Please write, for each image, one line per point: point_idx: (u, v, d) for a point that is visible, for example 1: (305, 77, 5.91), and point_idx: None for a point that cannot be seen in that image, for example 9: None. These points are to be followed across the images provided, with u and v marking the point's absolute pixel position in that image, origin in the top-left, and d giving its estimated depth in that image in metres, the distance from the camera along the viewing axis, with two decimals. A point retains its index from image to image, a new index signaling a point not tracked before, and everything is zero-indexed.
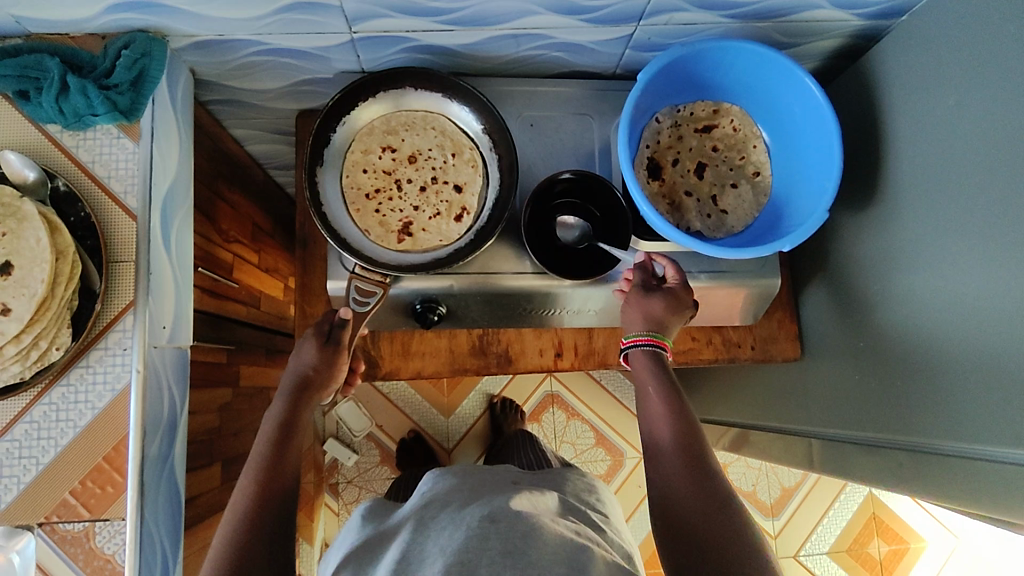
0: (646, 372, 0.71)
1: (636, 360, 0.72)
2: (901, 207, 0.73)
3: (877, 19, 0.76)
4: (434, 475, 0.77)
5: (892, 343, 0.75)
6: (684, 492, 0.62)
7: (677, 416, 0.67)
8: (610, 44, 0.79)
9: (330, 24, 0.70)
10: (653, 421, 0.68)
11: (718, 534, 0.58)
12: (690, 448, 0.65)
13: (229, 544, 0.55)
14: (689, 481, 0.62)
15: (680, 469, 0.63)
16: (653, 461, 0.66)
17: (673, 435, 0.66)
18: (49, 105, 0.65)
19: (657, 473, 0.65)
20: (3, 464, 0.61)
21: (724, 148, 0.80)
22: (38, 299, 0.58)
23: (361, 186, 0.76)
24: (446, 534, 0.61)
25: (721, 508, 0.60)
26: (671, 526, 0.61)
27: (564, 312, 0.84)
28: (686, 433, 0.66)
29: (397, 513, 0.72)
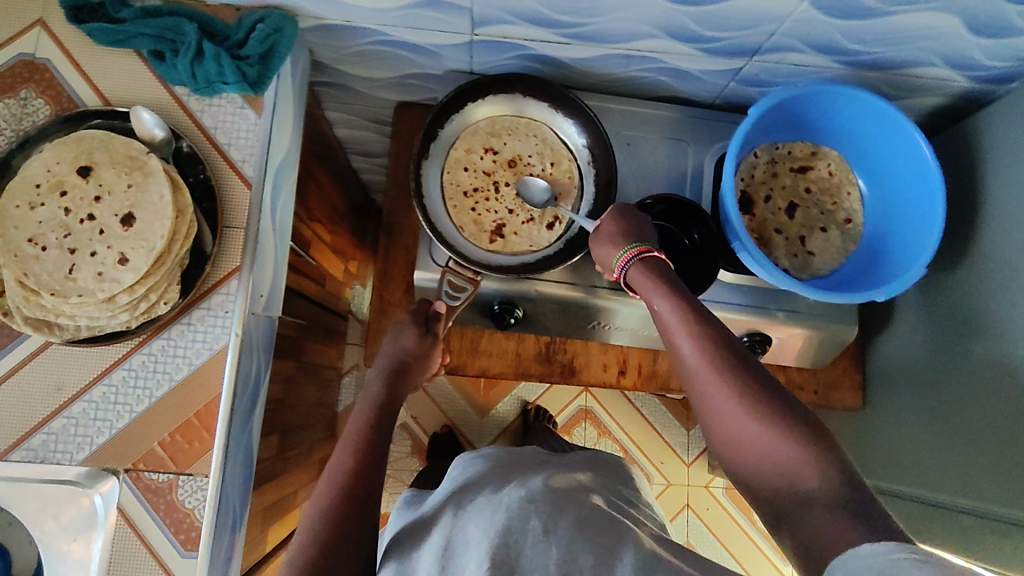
0: (649, 287, 0.61)
1: (636, 274, 0.62)
2: (992, 271, 0.73)
3: (987, 84, 0.77)
4: (464, 459, 0.79)
5: (969, 405, 0.75)
6: (755, 440, 0.52)
7: (714, 349, 0.56)
8: (717, 75, 0.81)
9: (457, 24, 0.72)
10: (689, 362, 0.57)
11: (802, 482, 0.49)
12: (721, 358, 0.55)
13: (323, 512, 0.55)
14: (728, 399, 0.54)
15: (723, 399, 0.54)
16: (705, 414, 0.56)
17: (717, 376, 0.55)
18: (184, 68, 0.67)
19: (714, 424, 0.55)
20: (99, 408, 0.63)
21: (817, 191, 0.80)
22: (157, 253, 0.60)
23: (461, 183, 0.78)
24: (484, 515, 0.60)
25: (797, 454, 0.50)
26: (754, 485, 0.53)
27: (608, 327, 0.84)
28: (711, 340, 0.56)
29: (434, 497, 0.73)
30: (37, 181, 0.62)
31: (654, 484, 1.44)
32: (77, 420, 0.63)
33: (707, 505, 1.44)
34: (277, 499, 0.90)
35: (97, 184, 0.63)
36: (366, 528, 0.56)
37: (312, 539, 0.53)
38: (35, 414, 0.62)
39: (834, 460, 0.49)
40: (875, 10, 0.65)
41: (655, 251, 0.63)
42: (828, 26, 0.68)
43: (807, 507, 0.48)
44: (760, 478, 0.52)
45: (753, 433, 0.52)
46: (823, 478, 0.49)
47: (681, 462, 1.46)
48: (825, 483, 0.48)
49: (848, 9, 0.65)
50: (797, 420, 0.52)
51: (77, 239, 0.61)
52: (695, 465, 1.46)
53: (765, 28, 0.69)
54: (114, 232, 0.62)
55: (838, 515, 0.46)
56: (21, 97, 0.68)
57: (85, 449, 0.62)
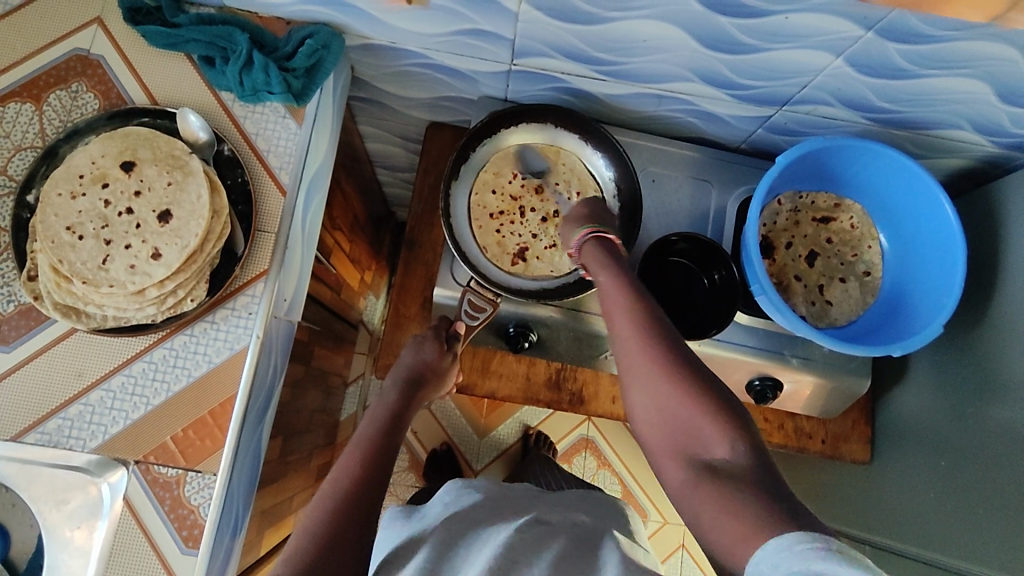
0: (597, 259, 0.66)
1: (588, 250, 0.68)
2: (1008, 335, 0.74)
3: (1012, 151, 0.78)
4: (455, 485, 0.76)
5: (979, 467, 0.74)
6: (670, 405, 0.55)
7: (644, 317, 0.60)
8: (746, 121, 0.82)
9: (497, 53, 0.74)
10: (620, 328, 0.61)
11: (708, 446, 0.53)
12: (652, 325, 0.59)
13: (325, 514, 0.55)
14: (651, 363, 0.57)
15: (645, 363, 0.57)
16: (625, 372, 0.59)
17: (641, 340, 0.58)
18: (232, 76, 0.69)
19: (634, 389, 0.58)
20: (116, 398, 0.64)
21: (839, 242, 0.81)
22: (189, 250, 0.62)
23: (487, 206, 0.79)
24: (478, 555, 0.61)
25: (704, 419, 0.53)
26: (660, 445, 0.56)
27: (616, 357, 0.84)
28: (646, 312, 0.60)
29: (426, 517, 0.70)
30: (80, 172, 0.64)
31: (650, 520, 1.42)
32: (93, 408, 0.64)
33: (703, 547, 1.42)
34: (274, 504, 0.90)
35: (138, 180, 0.65)
36: (367, 537, 0.55)
37: (311, 536, 0.53)
38: (54, 399, 0.63)
39: (739, 429, 0.53)
40: (909, 72, 0.66)
41: (608, 232, 0.69)
42: (860, 82, 0.70)
43: (710, 471, 0.51)
44: (666, 438, 0.56)
45: (666, 393, 0.56)
46: (727, 445, 0.52)
47: None
48: (731, 451, 0.51)
49: (882, 69, 0.67)
50: (711, 390, 0.55)
51: (113, 230, 0.63)
52: None
53: (796, 80, 0.71)
54: (150, 227, 0.63)
55: (745, 483, 0.49)
56: (73, 90, 0.71)
57: (98, 437, 0.63)
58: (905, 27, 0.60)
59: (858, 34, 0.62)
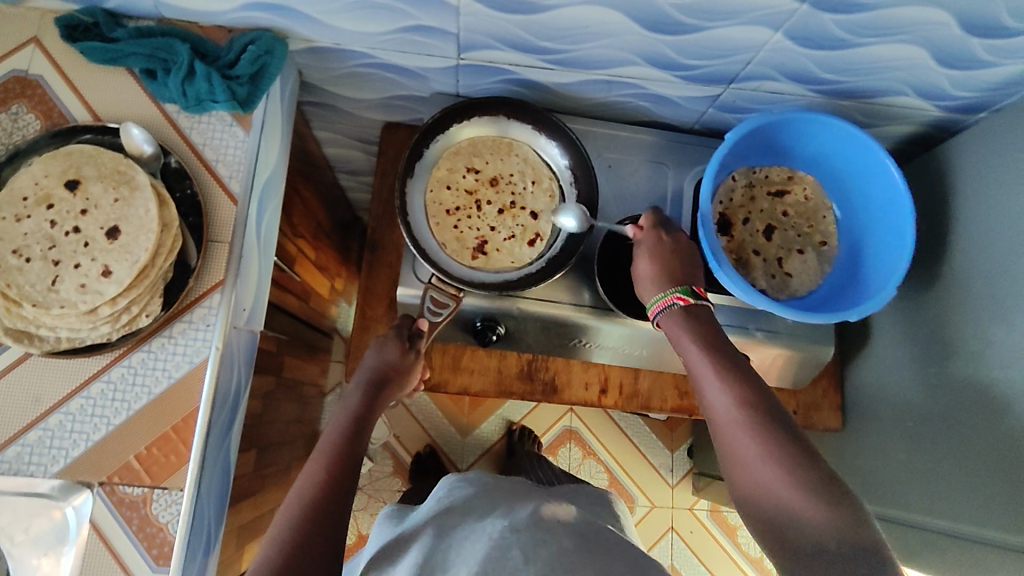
0: (687, 335, 0.65)
1: (669, 321, 0.66)
2: (963, 294, 0.75)
3: (956, 113, 0.80)
4: (450, 480, 0.78)
5: (944, 424, 0.76)
6: (774, 491, 0.53)
7: (745, 398, 0.58)
8: (696, 102, 0.83)
9: (442, 49, 0.74)
10: (716, 404, 0.60)
11: (818, 537, 0.50)
12: (759, 414, 0.57)
13: (291, 525, 0.54)
14: (759, 451, 0.55)
15: (752, 450, 0.55)
16: (727, 458, 0.58)
17: (744, 426, 0.57)
18: (174, 87, 0.69)
19: (736, 476, 0.56)
20: (76, 421, 0.63)
21: (794, 215, 0.82)
22: (140, 265, 0.61)
23: (444, 202, 0.79)
24: (466, 546, 0.61)
25: (818, 510, 0.51)
26: (765, 532, 0.54)
27: (593, 346, 0.85)
28: (748, 396, 0.58)
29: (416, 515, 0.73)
30: (23, 194, 0.62)
31: (638, 506, 1.43)
32: (53, 432, 0.62)
33: (692, 528, 1.44)
34: (252, 517, 0.89)
35: (83, 199, 0.64)
36: (335, 544, 0.55)
37: (278, 548, 0.52)
38: (12, 426, 0.62)
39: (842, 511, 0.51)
40: (848, 42, 0.67)
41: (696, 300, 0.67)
42: (801, 56, 0.71)
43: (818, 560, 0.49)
44: (773, 526, 0.53)
45: (772, 481, 0.54)
46: (838, 537, 0.49)
47: (666, 483, 1.45)
48: (843, 545, 0.49)
49: (820, 41, 0.68)
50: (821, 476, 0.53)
51: (61, 251, 0.62)
52: (679, 486, 1.45)
53: (739, 57, 0.72)
54: (99, 245, 0.62)
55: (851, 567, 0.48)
56: (12, 112, 0.69)
57: (59, 461, 0.62)
58: None
59: (794, 7, 0.63)
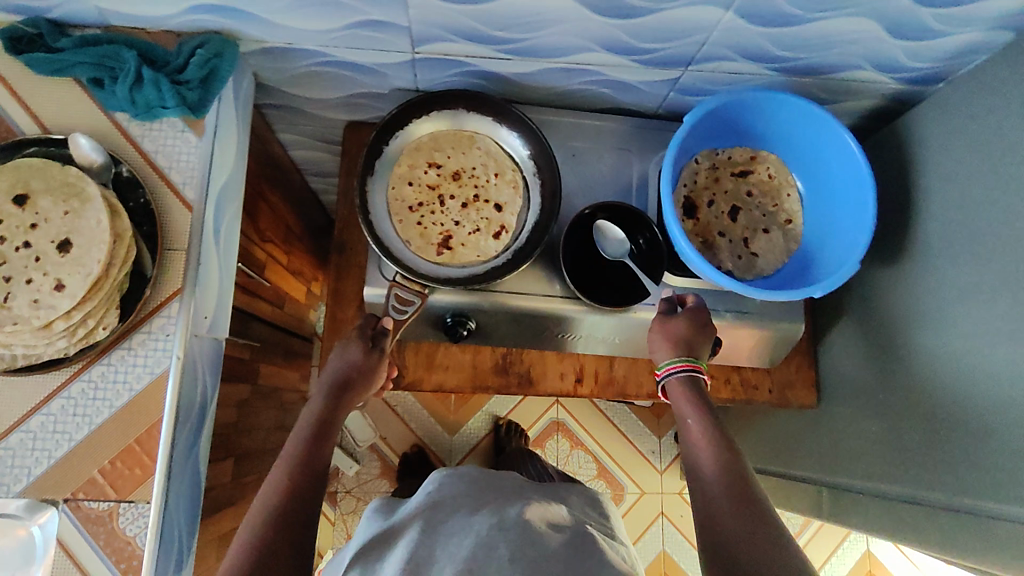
0: (685, 399, 0.71)
1: (674, 386, 0.72)
2: (928, 265, 0.76)
3: (914, 85, 0.80)
4: (439, 475, 0.73)
5: (914, 395, 0.76)
6: (742, 544, 0.57)
7: (730, 465, 0.64)
8: (656, 86, 0.83)
9: (396, 43, 0.73)
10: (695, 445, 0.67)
11: None
12: (739, 482, 0.63)
13: (254, 535, 0.54)
14: (736, 510, 0.60)
15: (729, 506, 0.61)
16: (703, 511, 0.62)
17: (725, 488, 0.62)
18: (122, 94, 0.68)
19: (707, 529, 0.60)
20: (37, 438, 0.62)
21: (759, 194, 0.82)
22: (94, 278, 0.60)
23: (406, 199, 0.79)
24: (454, 542, 0.60)
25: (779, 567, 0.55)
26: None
27: (579, 338, 0.85)
28: (733, 466, 0.64)
29: (405, 509, 0.68)
30: None
31: (628, 494, 1.43)
32: (14, 451, 0.61)
33: (682, 513, 1.44)
34: (234, 526, 0.89)
35: (33, 213, 0.62)
36: (302, 550, 0.55)
37: (241, 558, 0.52)
38: None
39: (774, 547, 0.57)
40: (800, 18, 0.67)
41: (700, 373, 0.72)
42: (756, 34, 0.70)
43: None
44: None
45: (741, 535, 0.58)
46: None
47: (655, 470, 1.45)
48: None
49: (772, 18, 0.67)
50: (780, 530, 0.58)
51: (12, 266, 0.61)
52: (668, 472, 1.46)
53: (694, 38, 0.72)
54: (50, 259, 0.61)
55: None
56: None
57: (22, 480, 0.61)
58: None
59: None
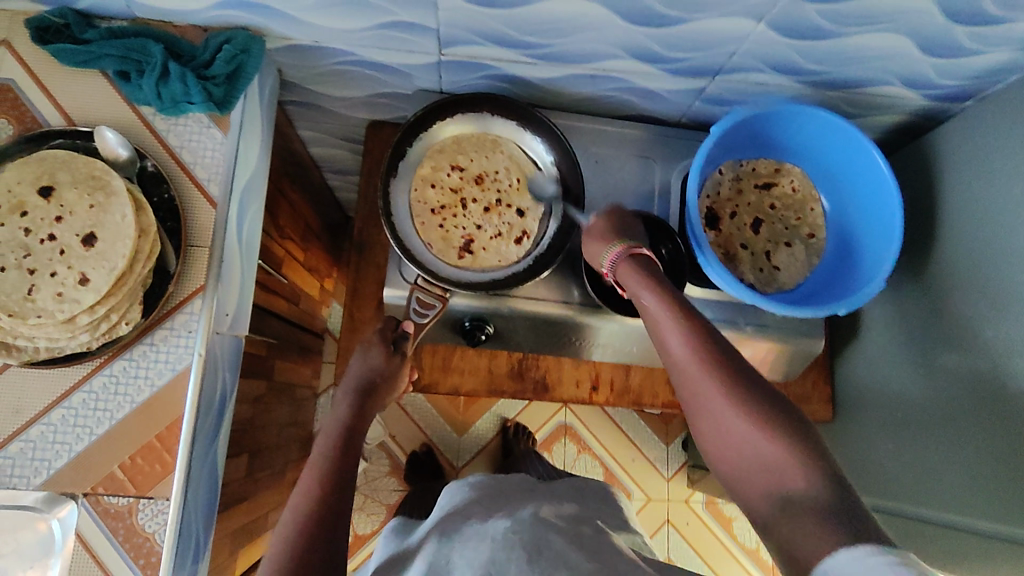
0: (640, 285, 0.61)
1: (627, 275, 0.63)
2: (951, 285, 0.75)
3: (942, 103, 0.79)
4: (453, 489, 0.76)
5: (933, 415, 0.76)
6: (742, 438, 0.52)
7: (703, 345, 0.55)
8: (682, 95, 0.82)
9: (423, 45, 0.73)
10: (679, 361, 0.56)
11: (784, 481, 0.49)
12: (717, 358, 0.54)
13: (291, 537, 0.53)
14: (722, 395, 0.53)
15: (715, 395, 0.53)
16: (693, 411, 0.55)
17: (706, 374, 0.54)
18: (149, 89, 0.67)
19: (706, 427, 0.54)
20: (57, 432, 0.62)
21: (781, 207, 0.82)
22: (118, 273, 0.60)
23: (428, 201, 0.78)
24: (470, 546, 0.59)
25: (783, 454, 0.49)
26: (738, 484, 0.52)
27: (593, 345, 0.85)
28: (707, 343, 0.55)
29: (419, 530, 0.70)
30: None
31: (634, 499, 1.43)
32: (35, 444, 0.61)
33: (688, 520, 1.44)
34: (246, 522, 0.89)
35: (58, 205, 0.62)
36: (334, 555, 0.54)
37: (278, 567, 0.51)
38: None
39: (817, 459, 0.49)
40: (833, 32, 0.67)
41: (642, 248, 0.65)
42: (787, 47, 0.70)
43: (788, 509, 0.47)
44: (745, 475, 0.52)
45: (741, 429, 0.52)
46: (804, 478, 0.48)
47: (661, 476, 1.45)
48: (808, 485, 0.48)
49: (804, 31, 0.67)
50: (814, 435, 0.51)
51: (37, 259, 0.61)
52: (674, 480, 1.46)
53: (725, 49, 0.71)
54: (75, 252, 0.61)
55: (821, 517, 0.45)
56: None
57: (43, 473, 0.61)
58: None
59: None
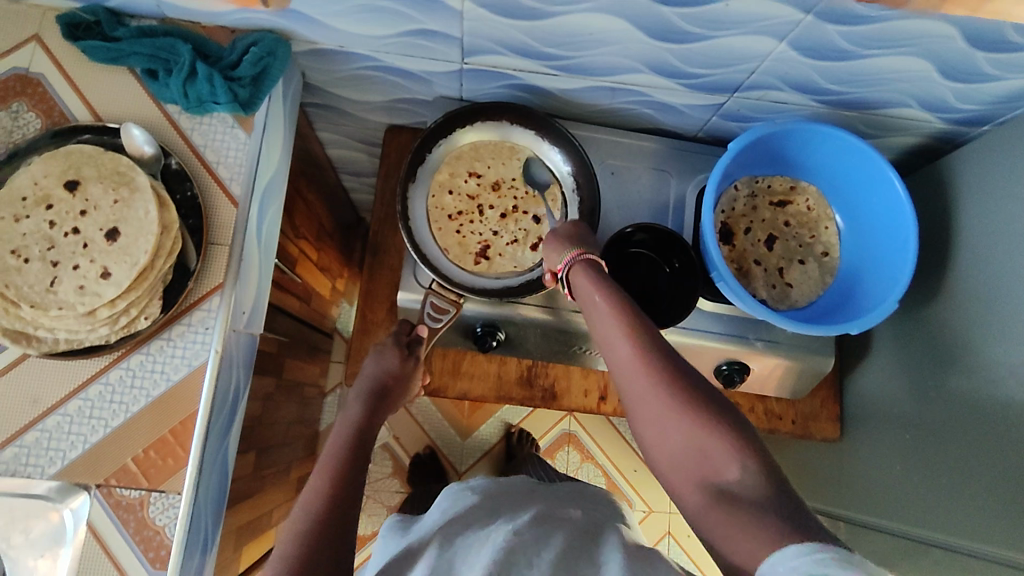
0: (587, 285, 0.63)
1: (576, 278, 0.64)
2: (964, 308, 0.75)
3: (961, 126, 0.80)
4: (452, 487, 0.75)
5: (941, 437, 0.76)
6: (677, 431, 0.53)
7: (643, 344, 0.57)
8: (700, 110, 0.83)
9: (446, 53, 0.74)
10: (622, 357, 0.57)
11: (719, 470, 0.50)
12: (656, 356, 0.56)
13: (302, 533, 0.54)
14: (659, 391, 0.54)
15: (652, 390, 0.54)
16: (631, 407, 0.57)
17: (645, 371, 0.55)
18: (176, 88, 0.68)
19: (643, 423, 0.55)
20: (73, 423, 0.63)
21: (796, 225, 0.83)
22: (139, 268, 0.61)
23: (445, 207, 0.79)
24: (475, 551, 0.60)
25: (717, 444, 0.51)
26: (673, 476, 0.53)
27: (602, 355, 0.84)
28: (648, 342, 0.57)
29: (418, 529, 0.69)
30: (22, 194, 0.62)
31: (635, 509, 1.43)
32: (51, 434, 0.62)
33: (689, 532, 1.44)
34: (251, 519, 0.89)
35: (83, 199, 0.63)
36: (344, 553, 0.54)
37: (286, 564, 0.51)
38: (8, 427, 0.62)
39: (752, 449, 0.50)
40: (852, 53, 0.67)
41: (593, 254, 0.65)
42: (807, 66, 0.70)
43: (721, 497, 0.49)
44: (681, 467, 0.53)
45: (677, 423, 0.53)
46: (737, 466, 0.49)
47: (664, 488, 1.45)
48: (741, 472, 0.49)
49: (824, 51, 0.67)
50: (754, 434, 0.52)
51: (59, 251, 0.62)
52: None
53: (744, 66, 0.72)
54: (98, 246, 0.62)
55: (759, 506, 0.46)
56: (13, 110, 0.68)
57: (57, 463, 0.62)
58: (843, 10, 0.60)
59: (798, 18, 0.62)
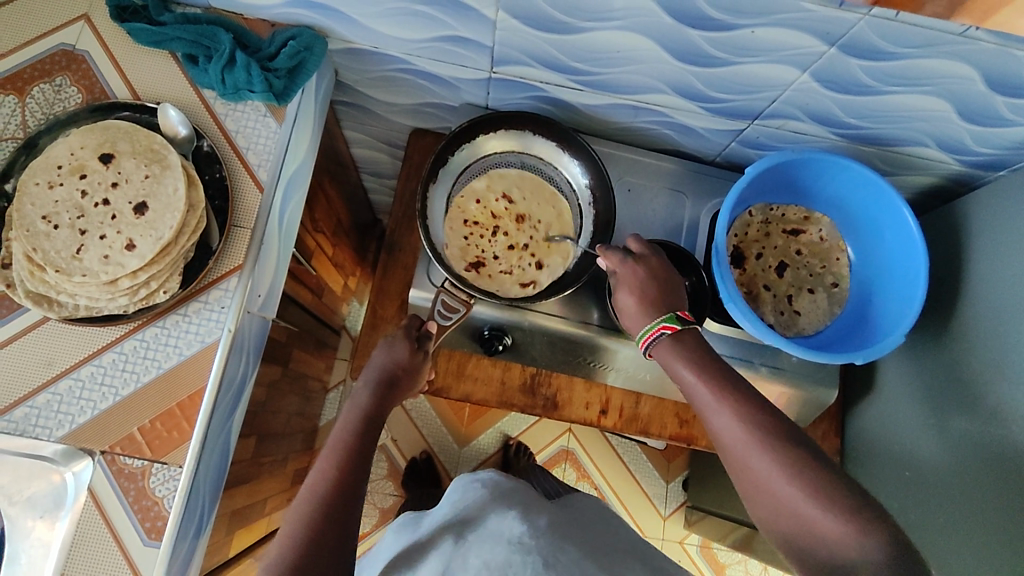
0: (674, 360, 0.64)
1: (659, 351, 0.66)
2: (971, 349, 0.75)
3: (977, 169, 0.81)
4: (462, 482, 0.75)
5: (945, 477, 0.76)
6: (792, 503, 0.54)
7: (744, 415, 0.58)
8: (721, 135, 0.84)
9: (476, 61, 0.76)
10: (725, 430, 0.59)
11: (804, 519, 0.50)
12: (759, 430, 0.57)
13: (306, 522, 0.55)
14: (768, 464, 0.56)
15: (760, 465, 0.56)
16: (744, 482, 0.58)
17: (754, 443, 0.57)
18: (214, 74, 0.70)
19: (757, 497, 0.57)
20: (83, 388, 0.64)
21: (808, 254, 0.84)
22: (164, 243, 0.62)
23: (465, 211, 0.82)
24: (484, 547, 0.59)
25: (826, 514, 0.52)
26: (789, 545, 0.55)
27: (608, 369, 0.86)
28: (748, 416, 0.58)
29: (431, 524, 0.70)
30: (59, 163, 0.64)
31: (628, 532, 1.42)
32: (62, 397, 0.63)
33: (681, 559, 1.43)
34: (245, 505, 0.90)
35: (116, 172, 0.65)
36: (346, 539, 0.55)
37: (292, 551, 0.52)
38: (20, 388, 0.63)
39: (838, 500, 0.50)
40: (873, 89, 0.68)
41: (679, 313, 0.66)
42: (828, 99, 0.72)
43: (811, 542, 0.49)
44: (794, 537, 0.54)
45: (790, 496, 0.54)
46: (845, 527, 0.49)
47: (658, 513, 1.44)
48: (852, 538, 0.50)
49: (846, 85, 0.69)
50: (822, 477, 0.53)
51: (89, 221, 0.63)
52: (671, 518, 1.45)
53: (767, 94, 0.73)
54: (126, 218, 0.64)
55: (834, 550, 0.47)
56: (56, 84, 0.71)
57: (64, 427, 0.63)
58: (866, 45, 0.62)
59: (822, 50, 0.64)
